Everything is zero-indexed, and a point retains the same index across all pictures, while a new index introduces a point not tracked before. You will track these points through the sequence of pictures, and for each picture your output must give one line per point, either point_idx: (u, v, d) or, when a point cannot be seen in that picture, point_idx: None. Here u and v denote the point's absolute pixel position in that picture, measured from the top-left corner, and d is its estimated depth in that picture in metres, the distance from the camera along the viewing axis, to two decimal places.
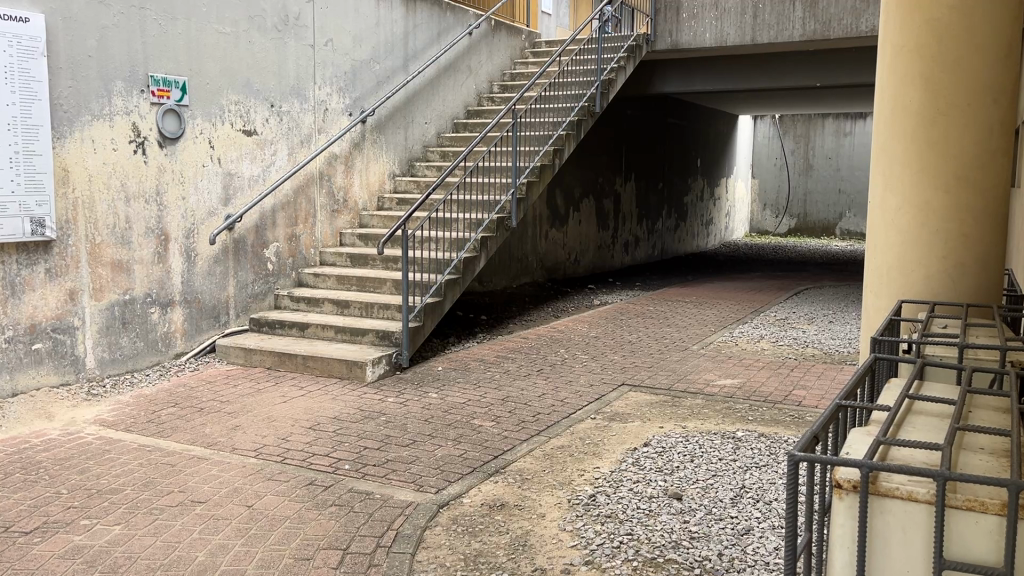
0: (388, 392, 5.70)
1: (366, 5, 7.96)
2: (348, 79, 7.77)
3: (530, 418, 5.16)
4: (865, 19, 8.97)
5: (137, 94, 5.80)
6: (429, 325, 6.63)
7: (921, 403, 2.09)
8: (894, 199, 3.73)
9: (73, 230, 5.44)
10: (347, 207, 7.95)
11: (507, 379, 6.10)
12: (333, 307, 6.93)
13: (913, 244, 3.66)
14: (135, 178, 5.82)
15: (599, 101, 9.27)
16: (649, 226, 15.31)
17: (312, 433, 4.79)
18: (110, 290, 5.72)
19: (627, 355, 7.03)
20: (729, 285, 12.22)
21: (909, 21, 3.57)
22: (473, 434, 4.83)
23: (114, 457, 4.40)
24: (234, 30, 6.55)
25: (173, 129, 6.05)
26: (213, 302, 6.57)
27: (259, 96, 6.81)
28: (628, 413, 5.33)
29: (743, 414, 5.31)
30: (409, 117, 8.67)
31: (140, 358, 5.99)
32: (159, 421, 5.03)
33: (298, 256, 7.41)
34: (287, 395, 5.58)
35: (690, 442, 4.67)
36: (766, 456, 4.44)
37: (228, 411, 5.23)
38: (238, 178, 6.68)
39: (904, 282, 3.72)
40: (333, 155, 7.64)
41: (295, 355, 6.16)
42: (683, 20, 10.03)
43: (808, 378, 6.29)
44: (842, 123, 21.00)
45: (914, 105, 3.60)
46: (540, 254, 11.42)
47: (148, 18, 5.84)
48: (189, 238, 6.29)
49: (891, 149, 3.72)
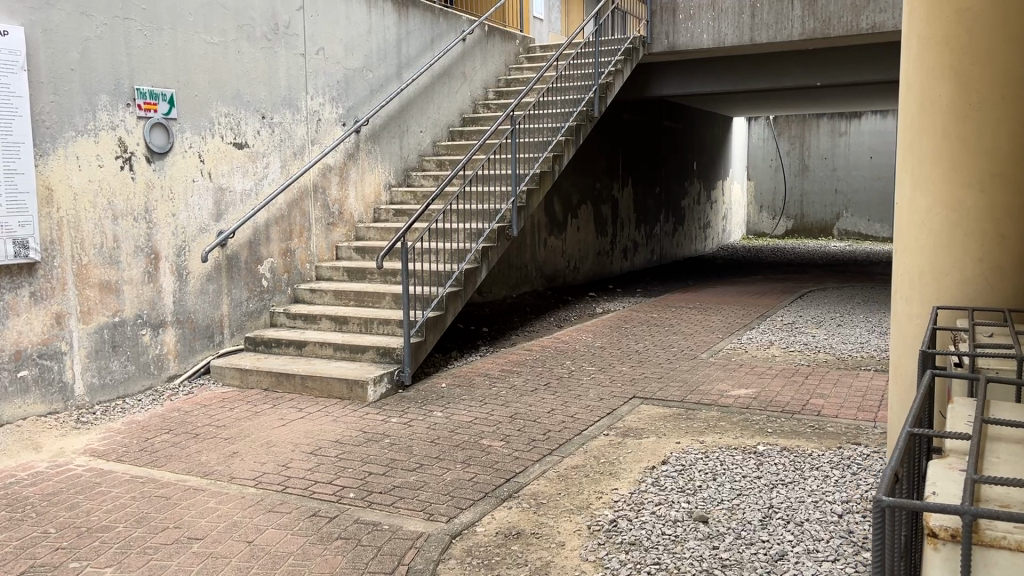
0: (391, 412, 5.47)
1: (358, 12, 7.75)
2: (341, 88, 7.57)
3: (541, 437, 4.93)
4: (865, 16, 8.80)
5: (122, 108, 5.58)
6: (431, 340, 6.41)
7: (997, 428, 1.88)
8: (924, 200, 3.51)
9: (59, 251, 5.21)
10: (343, 219, 7.74)
11: (513, 395, 5.87)
12: (331, 324, 6.71)
13: (947, 246, 3.45)
14: (123, 195, 5.59)
15: (598, 104, 9.07)
16: (647, 230, 15.14)
17: (312, 459, 4.56)
18: (98, 312, 5.48)
19: (636, 366, 6.81)
20: (732, 289, 12.01)
21: (937, 13, 3.41)
22: (482, 455, 4.61)
23: (105, 491, 4.17)
24: (223, 40, 6.34)
25: (161, 144, 5.83)
26: (206, 322, 6.33)
27: (249, 108, 6.60)
28: (643, 429, 5.11)
29: (761, 426, 5.10)
30: (404, 126, 8.46)
31: (132, 383, 5.75)
32: (153, 449, 4.80)
33: (294, 272, 7.19)
34: (286, 418, 5.35)
35: (711, 459, 4.46)
36: (791, 472, 4.23)
37: (224, 437, 4.99)
38: (230, 193, 6.47)
39: (937, 290, 3.51)
40: (327, 166, 7.43)
41: (294, 375, 5.93)
42: (680, 21, 9.87)
43: (825, 387, 6.07)
44: (836, 122, 20.88)
45: (944, 100, 3.41)
46: (540, 262, 11.23)
47: (133, 28, 5.63)
48: (180, 256, 6.06)
49: (919, 147, 3.52)
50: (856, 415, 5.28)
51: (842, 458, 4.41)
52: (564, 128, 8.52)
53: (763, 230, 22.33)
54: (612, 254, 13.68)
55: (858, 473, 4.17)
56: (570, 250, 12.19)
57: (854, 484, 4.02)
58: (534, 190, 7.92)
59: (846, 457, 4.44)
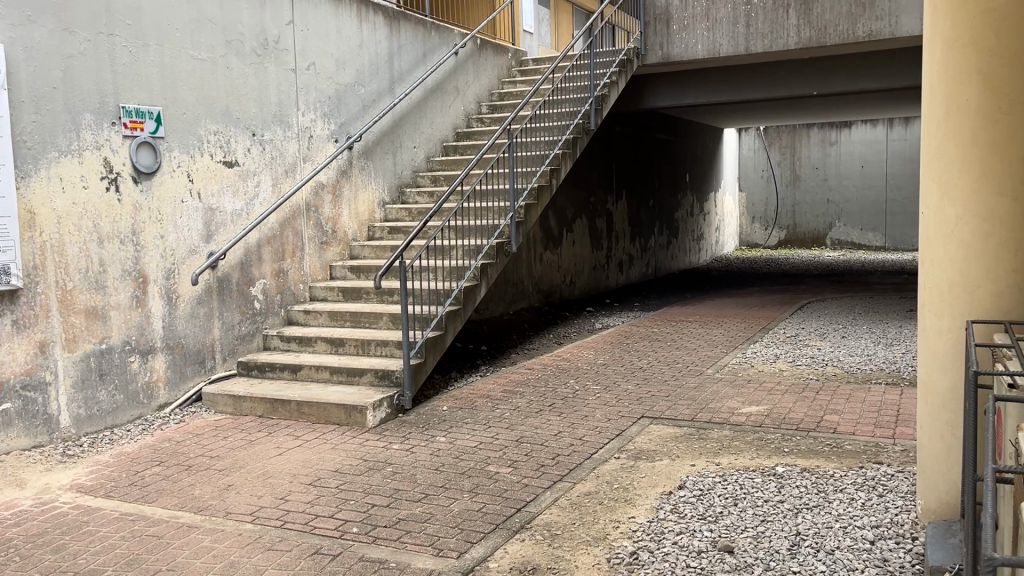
0: (392, 438, 5.26)
1: (348, 26, 7.59)
2: (333, 104, 7.41)
3: (550, 462, 4.73)
4: (861, 24, 8.70)
5: (107, 127, 5.37)
6: (431, 361, 6.22)
7: None
8: (953, 208, 3.34)
9: (41, 278, 4.98)
10: (337, 238, 7.55)
11: (517, 417, 5.67)
12: (327, 346, 6.50)
13: (980, 255, 3.29)
14: (108, 218, 5.38)
15: (593, 117, 8.99)
16: (642, 243, 15.00)
17: (312, 491, 4.35)
18: (84, 340, 5.25)
19: (642, 384, 6.62)
20: (730, 302, 11.85)
21: (962, 14, 3.26)
22: (490, 483, 4.40)
23: (93, 530, 3.94)
24: (212, 56, 6.16)
25: (148, 164, 5.62)
26: (197, 347, 6.11)
27: (239, 125, 6.41)
28: (655, 451, 4.92)
29: (777, 446, 4.92)
30: (397, 141, 8.29)
31: (120, 413, 5.52)
32: (143, 484, 4.57)
33: (286, 292, 6.98)
34: (282, 447, 5.13)
35: (729, 482, 4.27)
36: (815, 496, 4.04)
37: (219, 468, 4.77)
38: (220, 213, 6.27)
39: (971, 301, 3.33)
40: (319, 184, 7.24)
41: (289, 401, 5.72)
42: (674, 32, 9.73)
43: (837, 402, 5.89)
44: (827, 132, 20.85)
45: (972, 104, 3.26)
46: (535, 277, 11.06)
47: (118, 45, 5.44)
48: (169, 279, 5.84)
49: (945, 152, 3.34)
50: (874, 433, 5.09)
51: (867, 479, 4.22)
52: (561, 141, 8.39)
53: (755, 241, 22.25)
54: (607, 268, 13.53)
55: (885, 496, 3.97)
56: (566, 264, 12.00)
57: (882, 509, 3.82)
58: (532, 205, 7.79)
59: (870, 478, 4.25)
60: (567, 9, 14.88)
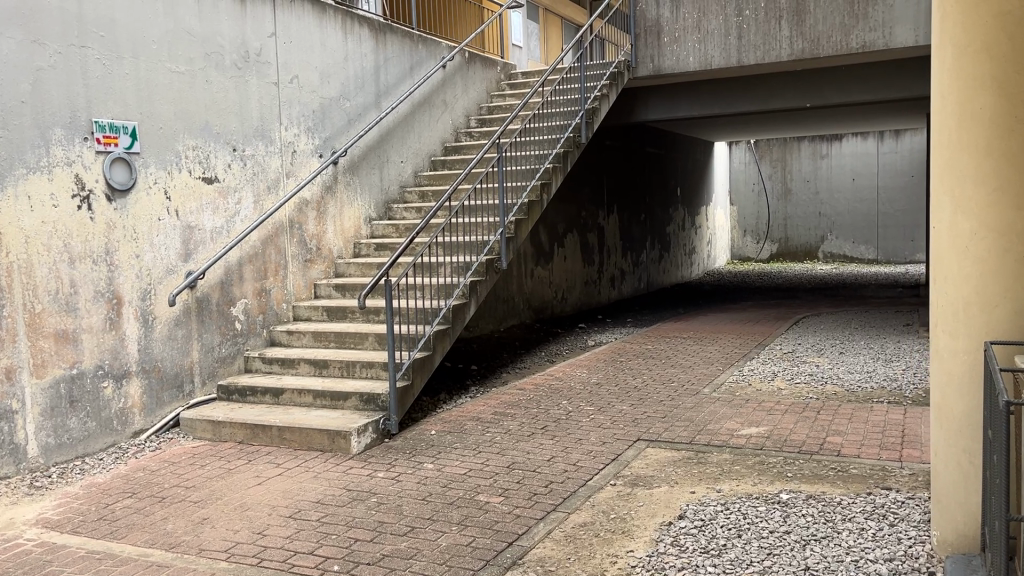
0: (377, 465, 5.03)
1: (333, 38, 7.42)
2: (317, 118, 7.20)
3: (543, 490, 4.50)
4: (855, 35, 8.59)
5: (79, 142, 5.15)
6: (418, 383, 6.00)
7: None
8: (967, 222, 3.16)
9: (7, 300, 4.73)
10: (321, 255, 7.33)
11: (508, 441, 5.44)
12: (310, 368, 6.27)
13: (997, 273, 3.11)
14: (80, 237, 5.15)
15: (585, 131, 8.83)
16: (634, 258, 14.83)
17: (292, 525, 4.11)
18: (53, 365, 4.99)
19: (637, 404, 6.41)
20: (724, 317, 11.66)
21: (974, 18, 3.10)
22: (480, 514, 4.18)
23: (56, 571, 3.69)
24: (190, 69, 5.95)
25: (123, 180, 5.40)
26: (175, 371, 5.87)
27: (219, 140, 6.20)
28: (652, 477, 4.70)
29: (780, 470, 4.71)
30: (383, 156, 8.10)
31: (92, 441, 5.26)
32: (113, 518, 4.32)
33: (269, 312, 6.75)
34: (262, 476, 4.89)
35: (732, 511, 4.06)
36: (823, 526, 3.83)
37: (194, 500, 4.52)
38: (200, 231, 6.05)
39: (988, 321, 3.15)
40: (303, 201, 7.03)
41: (270, 427, 5.49)
42: (665, 45, 9.58)
43: (839, 423, 5.69)
44: (817, 145, 20.78)
45: (987, 112, 3.09)
46: (527, 293, 10.86)
47: (91, 57, 5.22)
48: (145, 300, 5.61)
49: (959, 163, 3.17)
50: (879, 455, 4.90)
51: (876, 507, 4.01)
52: (552, 155, 8.23)
53: (747, 255, 22.11)
54: (599, 284, 13.34)
55: (897, 526, 3.77)
56: (557, 280, 11.80)
57: (895, 540, 3.62)
58: (522, 220, 7.61)
59: (879, 505, 4.04)
60: (556, 23, 14.76)
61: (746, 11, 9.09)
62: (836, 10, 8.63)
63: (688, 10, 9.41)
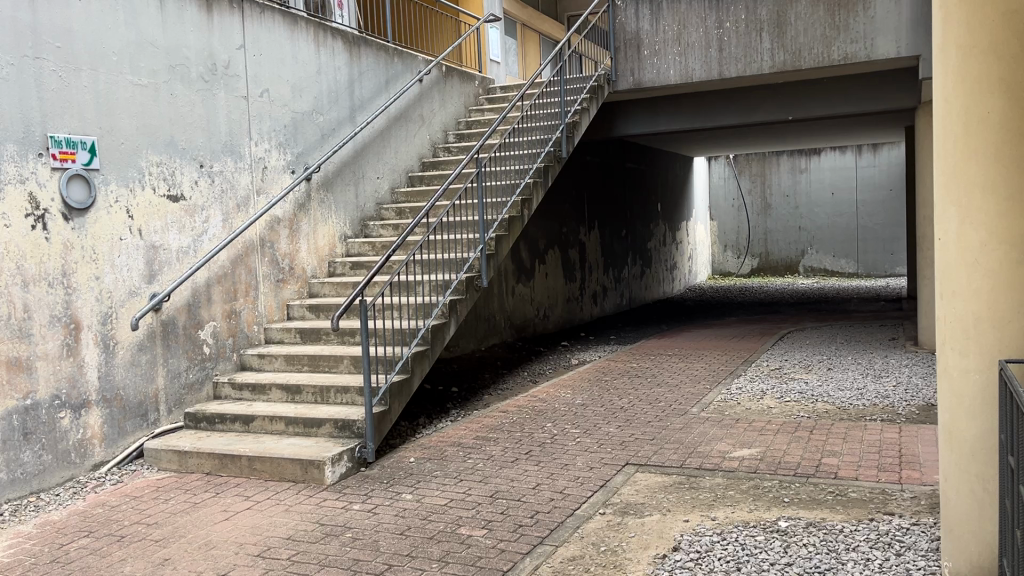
0: (353, 497, 4.76)
1: (305, 51, 7.19)
2: (289, 133, 6.97)
3: (529, 522, 4.25)
4: (837, 46, 8.49)
5: (33, 158, 4.86)
6: (395, 409, 5.73)
7: None
8: (976, 233, 2.97)
9: None
10: (294, 275, 7.07)
11: (491, 468, 5.19)
12: (282, 393, 6.00)
13: (1010, 288, 2.93)
14: (34, 258, 4.85)
15: (565, 145, 8.64)
16: (615, 274, 14.65)
17: (259, 565, 3.82)
18: (5, 395, 4.68)
19: (624, 426, 6.17)
20: (708, 333, 11.47)
21: (981, 17, 2.93)
22: (461, 549, 3.92)
23: None
24: (154, 81, 5.70)
25: (82, 199, 5.13)
26: (138, 399, 5.57)
27: (185, 156, 5.94)
28: (643, 505, 4.46)
29: (775, 495, 4.50)
30: (358, 171, 7.87)
31: (48, 476, 4.94)
32: (67, 560, 4.01)
33: (239, 335, 6.47)
34: (230, 510, 4.60)
35: (729, 541, 3.83)
36: (826, 556, 3.61)
37: (155, 539, 4.22)
38: (165, 251, 5.78)
39: (1000, 339, 2.96)
40: (274, 218, 6.77)
41: (240, 457, 5.21)
42: (645, 57, 9.42)
43: (834, 443, 5.49)
44: (796, 159, 20.79)
45: (995, 116, 2.92)
46: (507, 311, 10.61)
47: (45, 69, 4.95)
48: (106, 325, 5.31)
49: (966, 171, 2.99)
50: (878, 477, 4.70)
51: (880, 535, 3.80)
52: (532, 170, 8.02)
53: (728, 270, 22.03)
54: (581, 300, 13.13)
55: (903, 556, 3.56)
56: (539, 297, 11.58)
57: (904, 572, 3.41)
58: (502, 235, 7.40)
59: (883, 533, 3.83)
60: (533, 38, 14.65)
61: (726, 23, 8.97)
62: (817, 22, 8.55)
63: (668, 22, 9.28)
